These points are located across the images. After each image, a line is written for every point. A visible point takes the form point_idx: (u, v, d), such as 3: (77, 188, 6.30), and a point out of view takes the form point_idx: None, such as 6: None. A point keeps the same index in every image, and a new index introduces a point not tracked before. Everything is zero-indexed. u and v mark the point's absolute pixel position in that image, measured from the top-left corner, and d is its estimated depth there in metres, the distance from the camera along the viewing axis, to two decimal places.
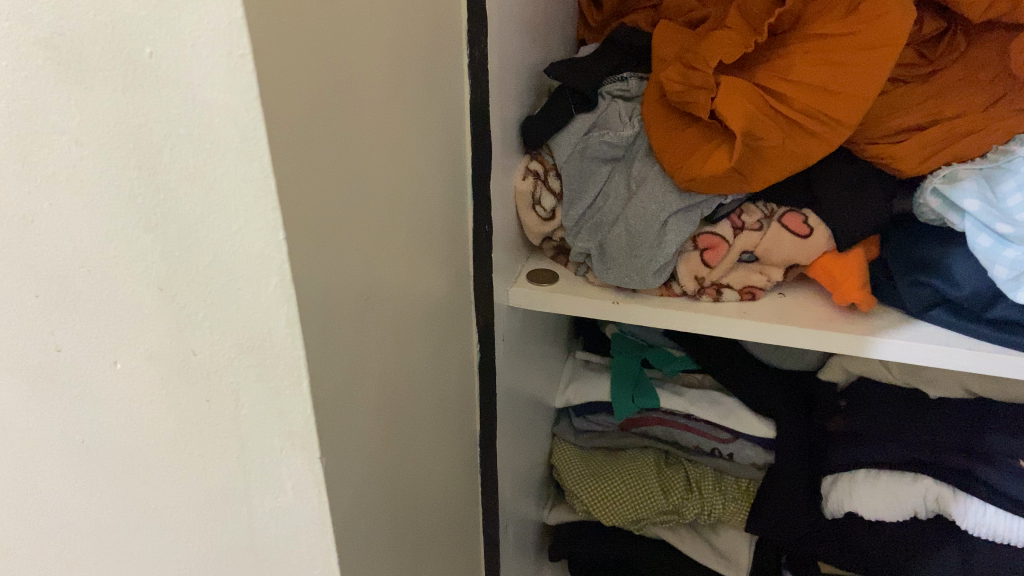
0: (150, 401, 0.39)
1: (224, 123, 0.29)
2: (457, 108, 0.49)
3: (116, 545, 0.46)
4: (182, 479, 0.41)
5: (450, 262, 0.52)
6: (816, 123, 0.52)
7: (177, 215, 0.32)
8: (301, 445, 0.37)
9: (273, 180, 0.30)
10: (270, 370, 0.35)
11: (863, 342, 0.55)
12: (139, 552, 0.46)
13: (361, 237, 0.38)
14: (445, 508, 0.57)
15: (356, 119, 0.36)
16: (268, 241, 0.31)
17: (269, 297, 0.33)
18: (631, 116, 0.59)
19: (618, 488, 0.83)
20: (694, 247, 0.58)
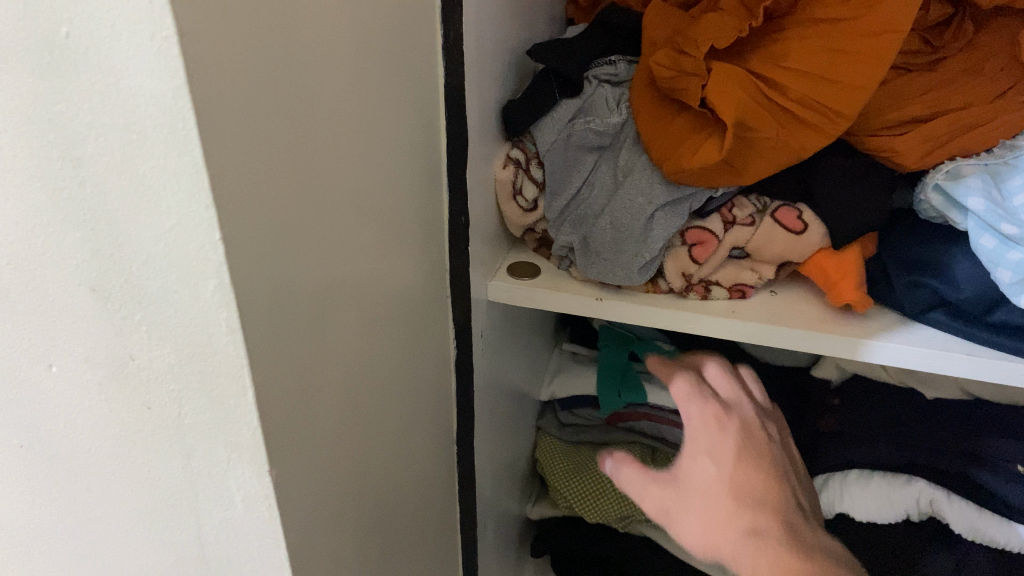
0: (87, 409, 0.36)
1: (150, 110, 0.27)
2: (431, 91, 0.46)
3: (64, 553, 0.44)
4: (126, 488, 0.38)
5: (424, 255, 0.49)
6: (813, 114, 0.49)
7: (105, 211, 0.30)
8: (249, 456, 0.34)
9: (206, 174, 0.27)
10: (213, 379, 0.33)
11: (857, 345, 0.52)
12: (86, 561, 0.43)
13: (320, 238, 0.36)
14: (418, 509, 0.55)
15: (314, 110, 0.33)
16: (204, 242, 0.29)
17: (208, 301, 0.30)
18: (618, 103, 0.56)
19: (602, 486, 0.79)
20: (682, 242, 0.55)
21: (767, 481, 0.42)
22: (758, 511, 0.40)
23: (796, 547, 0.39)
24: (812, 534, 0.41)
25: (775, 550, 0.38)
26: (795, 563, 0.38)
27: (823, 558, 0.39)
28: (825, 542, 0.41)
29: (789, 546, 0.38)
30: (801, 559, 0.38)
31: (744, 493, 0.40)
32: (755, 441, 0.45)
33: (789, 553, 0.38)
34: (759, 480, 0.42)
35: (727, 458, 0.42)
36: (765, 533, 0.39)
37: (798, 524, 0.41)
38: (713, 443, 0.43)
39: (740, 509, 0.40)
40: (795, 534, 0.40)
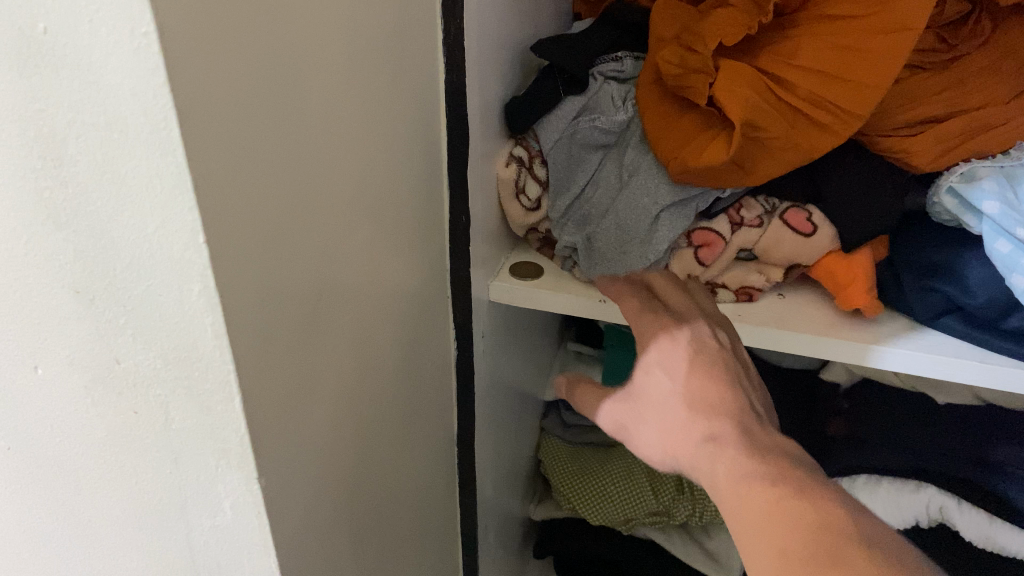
0: (73, 412, 0.35)
1: (131, 109, 0.26)
2: (431, 88, 0.45)
3: (53, 555, 0.43)
4: (113, 492, 0.38)
5: (423, 254, 0.48)
6: (823, 113, 0.48)
7: (87, 212, 0.29)
8: (237, 463, 0.34)
9: (189, 176, 0.26)
10: (199, 385, 0.32)
11: (866, 350, 0.51)
12: (75, 563, 0.43)
13: (311, 240, 0.35)
14: (416, 512, 0.54)
15: (304, 109, 0.32)
16: (187, 244, 0.28)
17: (193, 305, 0.29)
18: (624, 100, 0.54)
19: (606, 487, 0.78)
20: (688, 243, 0.54)
21: (724, 392, 0.41)
22: (712, 415, 0.39)
23: (753, 449, 0.37)
24: (799, 462, 0.36)
25: (741, 465, 0.36)
26: (750, 463, 0.36)
27: (792, 464, 0.36)
28: (808, 462, 0.37)
29: (744, 448, 0.37)
30: (756, 461, 0.36)
31: (695, 399, 0.40)
32: (709, 351, 0.44)
33: (755, 466, 0.36)
34: (717, 388, 0.41)
35: (680, 371, 0.43)
36: (721, 438, 0.38)
37: (776, 450, 0.37)
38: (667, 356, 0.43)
39: (694, 415, 0.40)
40: (764, 453, 0.36)
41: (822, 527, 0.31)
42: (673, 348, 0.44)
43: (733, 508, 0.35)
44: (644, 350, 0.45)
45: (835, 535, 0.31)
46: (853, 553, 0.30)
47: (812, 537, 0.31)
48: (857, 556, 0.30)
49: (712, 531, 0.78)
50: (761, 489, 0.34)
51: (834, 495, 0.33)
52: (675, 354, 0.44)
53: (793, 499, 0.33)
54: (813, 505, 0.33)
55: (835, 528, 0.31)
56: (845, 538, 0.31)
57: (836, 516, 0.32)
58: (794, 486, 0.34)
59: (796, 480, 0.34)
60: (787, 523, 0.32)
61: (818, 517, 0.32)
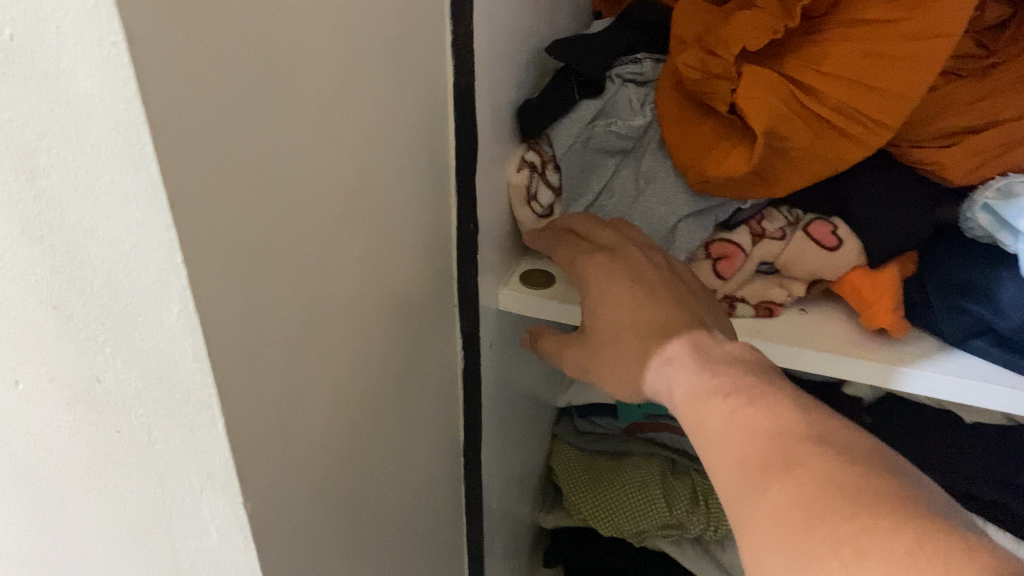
0: (55, 429, 0.34)
1: (103, 122, 0.24)
2: (438, 91, 0.43)
3: (40, 568, 0.42)
4: (97, 509, 0.36)
5: (428, 263, 0.47)
6: (852, 123, 0.46)
7: (62, 227, 0.27)
8: (222, 487, 0.32)
9: (165, 194, 0.25)
10: (182, 407, 0.30)
11: (888, 373, 0.48)
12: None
13: (301, 253, 0.33)
14: (418, 526, 0.52)
15: (294, 118, 0.31)
16: (165, 263, 0.26)
17: (173, 326, 0.28)
18: (642, 104, 0.52)
19: (618, 497, 0.76)
20: (706, 255, 0.52)
21: (662, 308, 0.42)
22: (658, 337, 0.41)
23: (700, 359, 0.37)
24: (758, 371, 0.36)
25: (699, 385, 0.36)
26: (702, 380, 0.36)
27: (745, 369, 0.35)
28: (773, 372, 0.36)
29: (692, 361, 0.37)
30: (708, 374, 0.36)
31: (658, 333, 0.41)
32: (641, 269, 0.45)
33: (709, 385, 0.35)
34: (658, 308, 0.43)
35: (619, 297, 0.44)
36: (675, 358, 0.39)
37: (729, 362, 0.37)
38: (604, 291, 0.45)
39: (643, 342, 0.41)
40: (718, 367, 0.36)
41: (772, 429, 0.31)
42: (614, 277, 0.45)
43: (696, 429, 0.34)
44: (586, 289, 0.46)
45: (785, 437, 0.30)
46: (805, 450, 0.29)
47: (766, 440, 0.31)
48: (806, 453, 0.29)
49: (728, 545, 0.75)
50: (718, 405, 0.34)
51: (796, 399, 0.32)
52: (616, 281, 0.44)
53: (749, 409, 0.33)
54: (768, 411, 0.32)
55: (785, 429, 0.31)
56: (793, 436, 0.30)
57: (786, 418, 0.31)
58: (746, 394, 0.33)
59: (750, 385, 0.34)
60: (742, 430, 0.32)
61: (775, 420, 0.31)
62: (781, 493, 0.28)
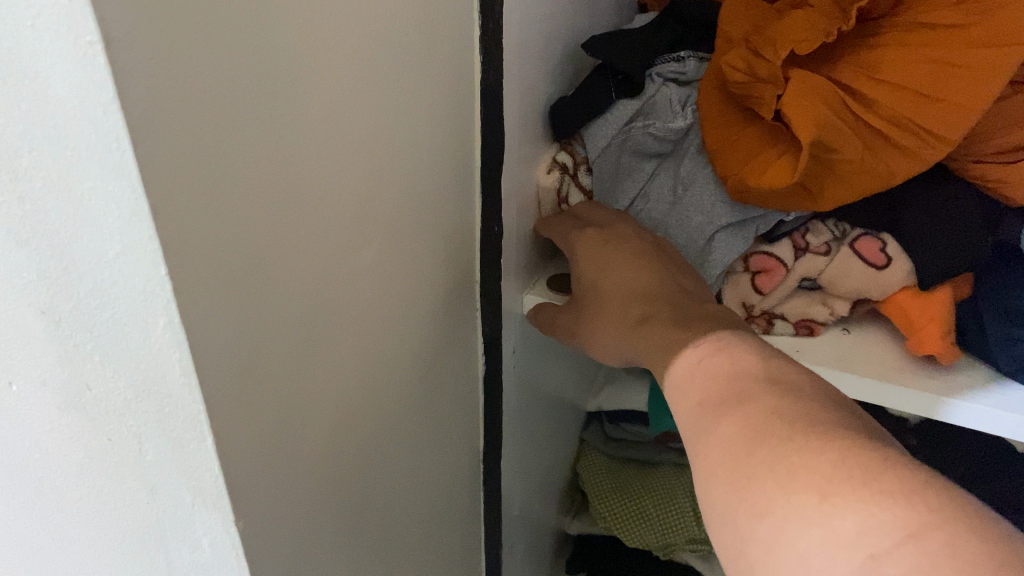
0: (48, 434, 0.33)
1: (81, 125, 0.22)
2: (465, 89, 0.41)
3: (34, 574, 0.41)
4: (91, 517, 0.35)
5: (448, 266, 0.45)
6: (907, 135, 0.42)
7: (47, 230, 0.26)
8: (213, 503, 0.30)
9: (146, 203, 0.23)
10: (171, 420, 0.29)
11: (935, 402, 0.45)
12: None
13: (302, 260, 0.31)
14: (431, 534, 0.50)
15: (297, 120, 0.29)
16: (149, 275, 0.25)
17: (159, 339, 0.26)
18: (683, 104, 0.49)
19: (646, 509, 0.74)
20: (745, 268, 0.49)
21: (647, 272, 0.44)
22: (643, 302, 0.43)
23: (682, 320, 0.40)
24: (775, 363, 0.34)
25: (705, 387, 0.34)
26: (682, 333, 0.39)
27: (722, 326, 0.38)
28: (789, 364, 0.34)
29: (672, 320, 0.40)
30: (689, 330, 0.39)
31: (664, 329, 0.40)
32: (630, 243, 0.46)
33: (717, 386, 0.34)
34: (644, 272, 0.44)
35: (606, 263, 0.46)
36: (654, 317, 0.42)
37: (736, 355, 0.35)
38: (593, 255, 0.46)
39: (628, 306, 0.44)
40: (724, 367, 0.35)
41: (762, 430, 0.30)
42: (603, 250, 0.46)
43: (692, 431, 0.33)
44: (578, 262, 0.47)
45: (741, 377, 0.33)
46: (758, 388, 0.32)
47: (728, 379, 0.34)
48: (759, 390, 0.32)
49: None
50: (715, 413, 0.32)
51: (778, 374, 0.33)
52: (605, 255, 0.46)
53: (745, 409, 0.31)
54: (732, 358, 0.35)
55: (776, 426, 0.29)
56: (782, 435, 0.29)
57: (779, 415, 0.30)
58: (721, 345, 0.36)
59: (724, 338, 0.37)
60: (722, 403, 0.33)
61: (737, 365, 0.34)
62: (731, 425, 0.31)
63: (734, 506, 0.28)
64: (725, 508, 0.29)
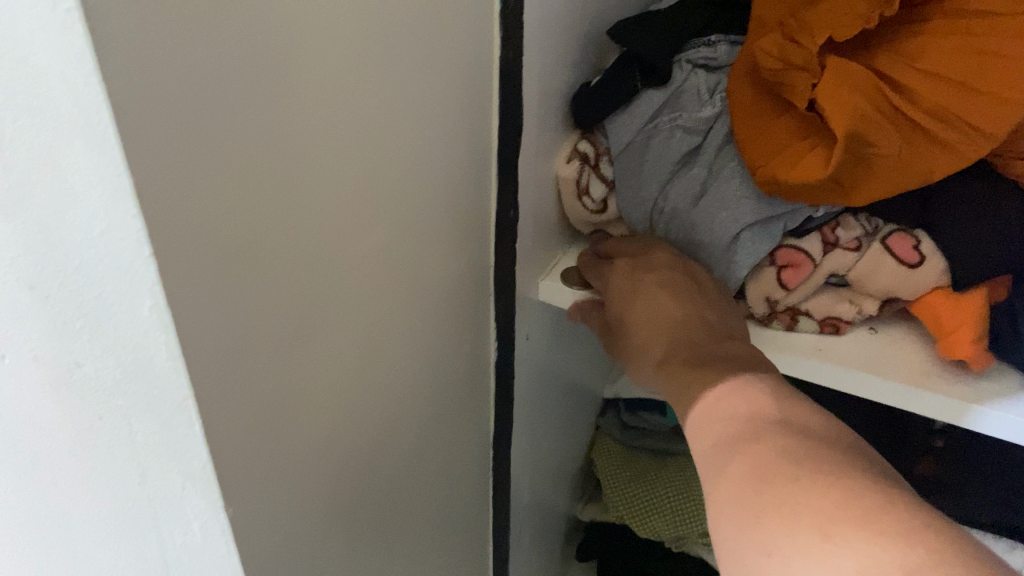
0: (41, 411, 0.32)
1: (62, 97, 0.21)
2: (481, 66, 0.39)
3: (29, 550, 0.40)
4: (86, 494, 0.34)
5: (461, 249, 0.43)
6: (948, 129, 0.40)
7: (34, 205, 0.25)
8: (202, 489, 0.30)
9: (128, 181, 0.22)
10: (160, 403, 0.28)
11: (962, 410, 0.43)
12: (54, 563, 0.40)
13: (297, 241, 0.30)
14: (436, 519, 0.50)
15: (295, 95, 0.28)
16: (134, 256, 0.24)
17: (145, 322, 0.25)
18: (712, 93, 0.47)
19: (658, 499, 0.73)
20: (771, 263, 0.46)
21: (671, 304, 0.42)
22: (662, 337, 0.41)
23: (702, 359, 0.38)
24: (792, 405, 0.33)
25: (723, 427, 0.33)
26: (699, 372, 0.37)
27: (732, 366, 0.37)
28: None
29: (693, 359, 0.38)
30: (704, 367, 0.37)
31: (677, 365, 0.39)
32: (658, 270, 0.44)
33: (735, 425, 0.33)
34: (667, 302, 0.42)
35: (631, 293, 0.44)
36: (673, 356, 0.40)
37: (754, 395, 0.34)
38: (623, 285, 0.45)
39: (652, 339, 0.42)
40: (744, 407, 0.33)
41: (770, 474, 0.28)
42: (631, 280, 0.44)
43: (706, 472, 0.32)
44: (613, 289, 0.46)
45: (757, 422, 0.32)
46: (769, 430, 0.31)
47: (744, 422, 0.32)
48: (769, 434, 0.31)
49: None
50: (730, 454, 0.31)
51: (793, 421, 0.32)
52: (632, 284, 0.44)
53: (760, 448, 0.30)
54: (747, 399, 0.34)
55: (791, 465, 0.28)
56: (792, 479, 0.28)
57: (793, 457, 0.29)
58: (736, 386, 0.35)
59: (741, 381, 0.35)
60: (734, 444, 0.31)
61: (755, 407, 0.33)
62: (742, 465, 0.30)
63: (742, 545, 0.27)
64: (734, 544, 0.28)
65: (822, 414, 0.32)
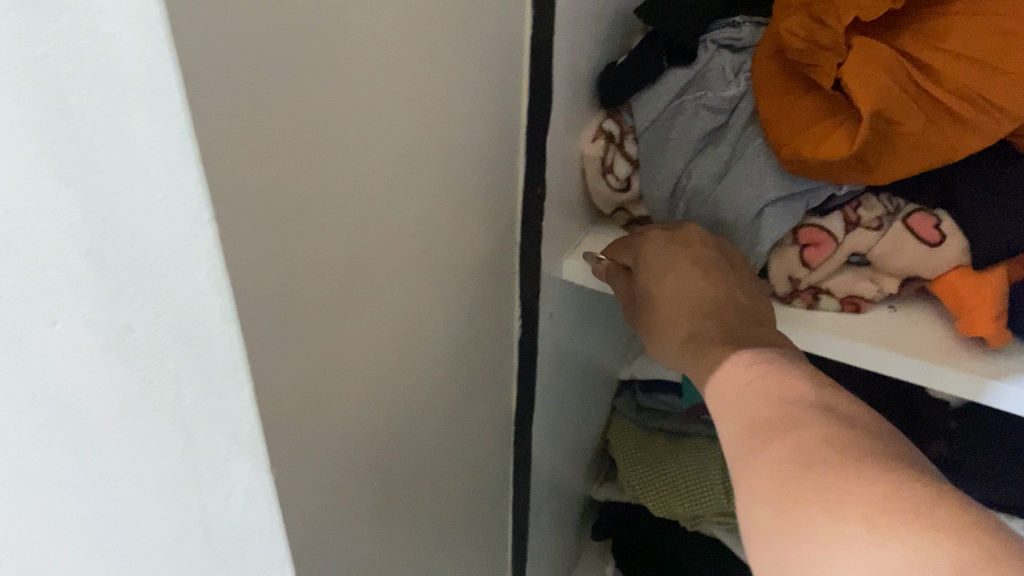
0: (90, 375, 0.33)
1: (132, 64, 0.22)
2: (513, 46, 0.40)
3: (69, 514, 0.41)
4: (131, 457, 0.35)
5: (490, 226, 0.44)
6: (969, 109, 0.41)
7: (96, 171, 0.26)
8: (249, 450, 0.31)
9: (193, 147, 0.23)
10: (211, 367, 0.29)
11: (981, 386, 0.44)
12: (94, 527, 0.40)
13: (341, 210, 0.31)
14: (461, 493, 0.51)
15: (344, 67, 0.28)
16: (194, 221, 0.25)
17: (202, 285, 0.26)
18: (737, 73, 0.48)
19: (674, 480, 0.74)
20: (794, 241, 0.47)
21: (704, 283, 0.43)
22: (693, 315, 0.42)
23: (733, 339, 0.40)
24: (826, 390, 0.33)
25: (757, 406, 0.34)
26: (729, 354, 0.38)
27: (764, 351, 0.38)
28: None
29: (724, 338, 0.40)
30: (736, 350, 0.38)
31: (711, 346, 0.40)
32: (692, 246, 0.45)
33: (769, 408, 0.33)
34: (700, 281, 0.43)
35: (663, 265, 0.45)
36: (701, 335, 0.41)
37: (789, 380, 0.34)
38: (655, 256, 0.45)
39: (681, 316, 0.43)
40: (777, 390, 0.34)
41: (810, 465, 0.29)
42: (665, 251, 0.45)
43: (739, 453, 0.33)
44: (642, 258, 0.46)
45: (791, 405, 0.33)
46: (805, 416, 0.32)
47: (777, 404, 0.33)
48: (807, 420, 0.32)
49: None
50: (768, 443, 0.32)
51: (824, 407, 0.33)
52: (664, 256, 0.45)
53: (796, 437, 0.31)
54: (781, 379, 0.34)
55: (827, 454, 0.30)
56: (830, 469, 0.29)
57: (834, 446, 0.30)
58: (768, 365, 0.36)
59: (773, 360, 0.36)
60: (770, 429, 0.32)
61: (789, 389, 0.34)
62: (781, 449, 0.31)
63: (778, 530, 0.29)
64: (770, 527, 0.29)
65: (852, 398, 0.33)
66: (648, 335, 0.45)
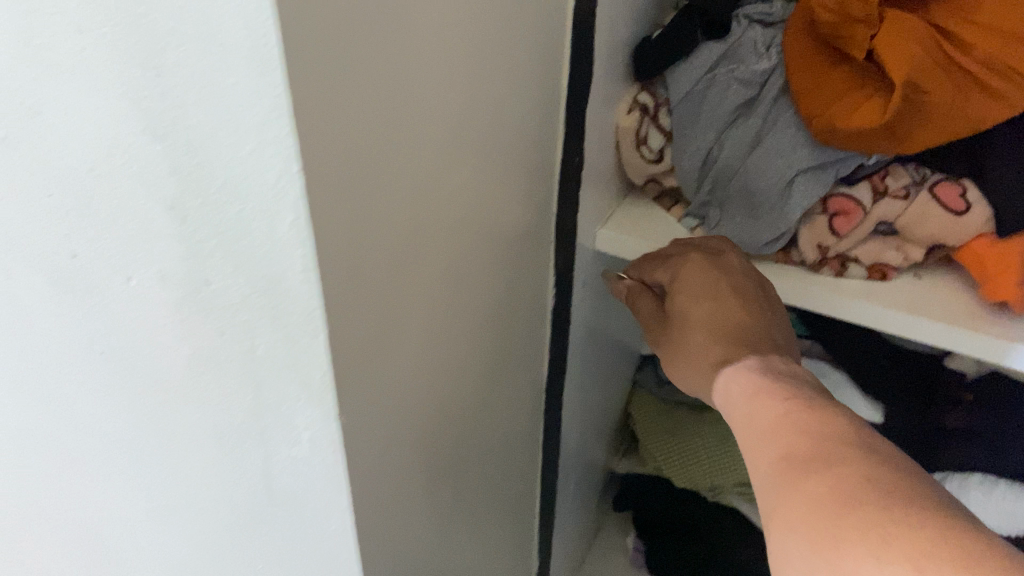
0: (162, 328, 0.34)
1: (231, 22, 0.23)
2: (557, 19, 0.41)
3: (131, 467, 0.43)
4: (198, 409, 0.37)
5: (530, 195, 0.46)
6: (997, 79, 0.43)
7: (186, 126, 0.27)
8: (318, 398, 0.32)
9: (286, 100, 0.24)
10: (287, 316, 0.30)
11: (1004, 348, 0.45)
12: (156, 479, 0.42)
13: (406, 168, 0.32)
14: (496, 455, 0.52)
15: (414, 29, 0.30)
16: (281, 172, 0.26)
17: (285, 236, 0.28)
18: (768, 47, 0.49)
19: (696, 450, 0.76)
20: (823, 210, 0.49)
21: (739, 314, 0.45)
22: (723, 341, 0.44)
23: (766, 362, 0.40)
24: None
25: (784, 437, 0.34)
26: (760, 383, 0.39)
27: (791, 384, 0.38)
28: None
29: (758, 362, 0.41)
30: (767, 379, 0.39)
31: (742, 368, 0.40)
32: (730, 277, 0.47)
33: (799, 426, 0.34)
34: (735, 311, 0.45)
35: (697, 293, 0.47)
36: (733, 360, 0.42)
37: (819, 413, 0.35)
38: (690, 284, 0.47)
39: (712, 341, 0.44)
40: (808, 422, 0.34)
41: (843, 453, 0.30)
42: (703, 277, 0.47)
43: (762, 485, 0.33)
44: (676, 280, 0.48)
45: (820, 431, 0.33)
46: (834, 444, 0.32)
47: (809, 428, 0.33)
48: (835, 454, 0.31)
49: None
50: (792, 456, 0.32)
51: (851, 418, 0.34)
52: (701, 285, 0.47)
53: (825, 458, 0.31)
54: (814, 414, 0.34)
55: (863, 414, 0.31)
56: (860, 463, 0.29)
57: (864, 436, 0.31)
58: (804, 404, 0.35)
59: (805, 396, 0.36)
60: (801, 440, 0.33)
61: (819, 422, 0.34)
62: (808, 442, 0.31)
63: (816, 478, 0.30)
64: (803, 481, 0.31)
65: None
66: (678, 349, 0.46)
